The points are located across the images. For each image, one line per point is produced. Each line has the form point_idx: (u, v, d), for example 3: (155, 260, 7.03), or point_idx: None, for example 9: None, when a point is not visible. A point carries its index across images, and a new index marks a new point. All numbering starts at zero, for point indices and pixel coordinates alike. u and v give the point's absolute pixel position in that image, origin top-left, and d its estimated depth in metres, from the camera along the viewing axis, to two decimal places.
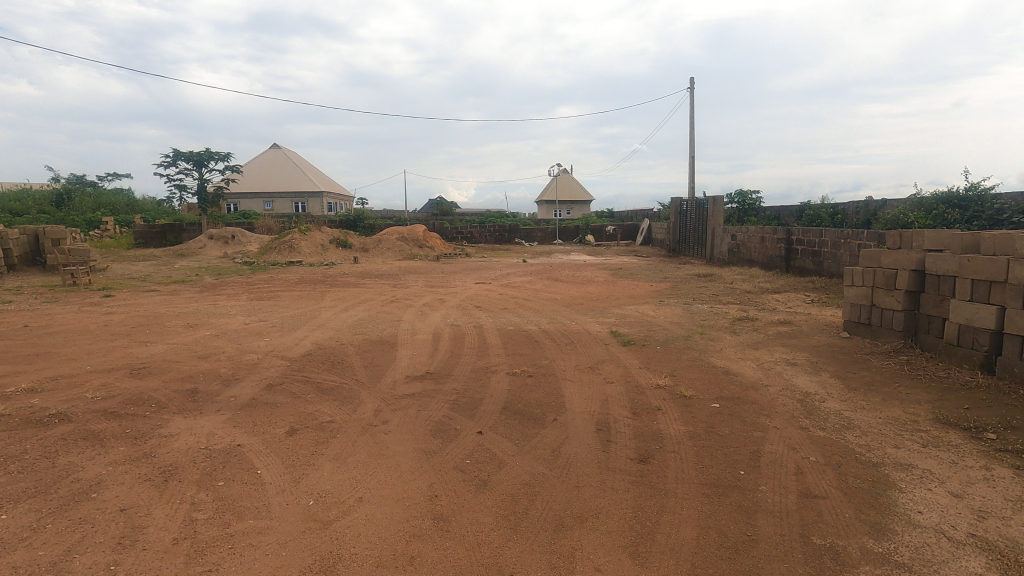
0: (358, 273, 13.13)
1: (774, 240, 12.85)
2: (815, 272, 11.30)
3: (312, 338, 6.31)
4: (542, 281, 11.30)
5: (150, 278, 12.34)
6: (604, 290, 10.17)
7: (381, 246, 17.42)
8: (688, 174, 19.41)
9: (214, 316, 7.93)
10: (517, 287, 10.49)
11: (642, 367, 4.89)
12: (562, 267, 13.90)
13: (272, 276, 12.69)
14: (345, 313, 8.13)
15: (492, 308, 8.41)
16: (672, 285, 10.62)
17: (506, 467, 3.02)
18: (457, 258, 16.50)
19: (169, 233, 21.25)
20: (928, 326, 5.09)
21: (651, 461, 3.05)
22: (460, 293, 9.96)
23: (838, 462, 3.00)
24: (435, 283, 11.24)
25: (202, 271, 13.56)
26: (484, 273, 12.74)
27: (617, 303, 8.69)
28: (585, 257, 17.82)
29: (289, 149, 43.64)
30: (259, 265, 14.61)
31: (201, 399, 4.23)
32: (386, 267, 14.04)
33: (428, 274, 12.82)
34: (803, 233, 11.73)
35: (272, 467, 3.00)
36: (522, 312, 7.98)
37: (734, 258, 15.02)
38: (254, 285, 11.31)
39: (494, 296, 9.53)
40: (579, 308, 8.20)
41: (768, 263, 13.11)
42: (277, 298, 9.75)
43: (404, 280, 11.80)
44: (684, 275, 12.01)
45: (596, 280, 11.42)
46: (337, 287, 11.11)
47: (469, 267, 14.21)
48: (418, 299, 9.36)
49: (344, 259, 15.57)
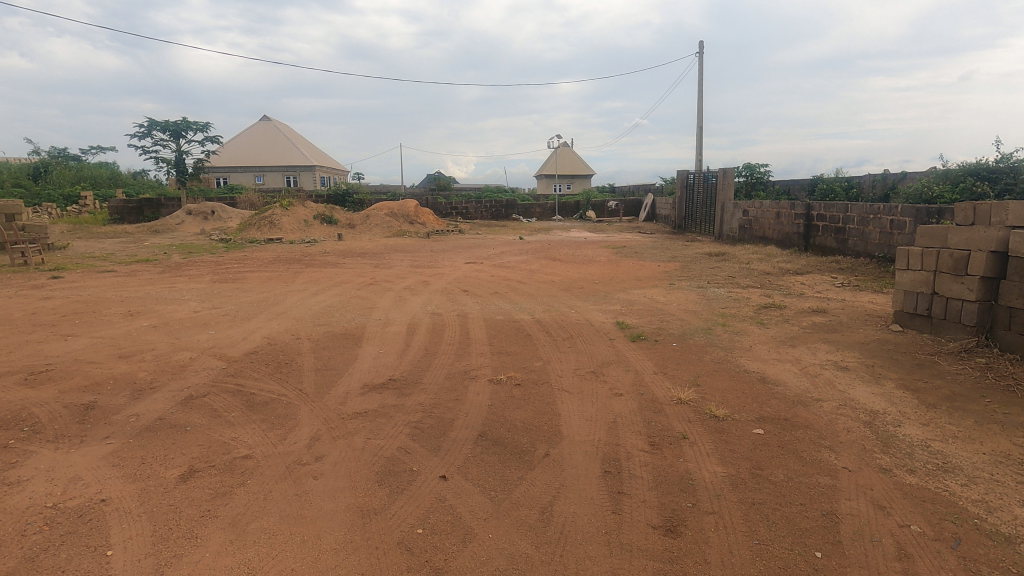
0: (340, 251, 12.13)
1: (791, 216, 11.84)
2: (838, 251, 10.29)
3: (265, 331, 5.35)
4: (539, 260, 10.29)
5: (111, 257, 11.31)
6: (607, 271, 9.16)
7: (369, 223, 16.38)
8: (697, 145, 18.25)
9: (163, 301, 6.96)
10: (510, 268, 9.50)
11: (657, 373, 3.94)
12: (561, 245, 12.89)
13: (246, 255, 11.70)
14: (314, 298, 7.14)
15: (480, 292, 7.44)
16: (682, 265, 9.63)
17: (473, 542, 2.08)
18: (448, 235, 15.48)
19: (146, 208, 20.08)
20: (1010, 320, 4.12)
21: (683, 532, 2.12)
22: (447, 274, 8.98)
23: (953, 537, 2.08)
24: (421, 263, 10.26)
25: (171, 250, 12.52)
26: (476, 252, 11.73)
27: (622, 287, 7.70)
28: (584, 233, 16.82)
29: (279, 121, 42.12)
30: (235, 243, 13.57)
31: (91, 420, 3.27)
32: (371, 245, 13.03)
33: (416, 252, 11.83)
34: (825, 208, 10.71)
35: (131, 544, 2.06)
36: (514, 298, 7.00)
37: (745, 235, 14.04)
38: (222, 265, 10.29)
39: (484, 277, 8.55)
40: (579, 293, 7.22)
41: (784, 240, 12.12)
42: (243, 281, 8.76)
43: (388, 259, 10.82)
44: (694, 254, 11.02)
45: (597, 259, 10.43)
46: (312, 267, 10.11)
47: (461, 244, 13.21)
48: (399, 282, 8.37)
49: (327, 236, 14.57)
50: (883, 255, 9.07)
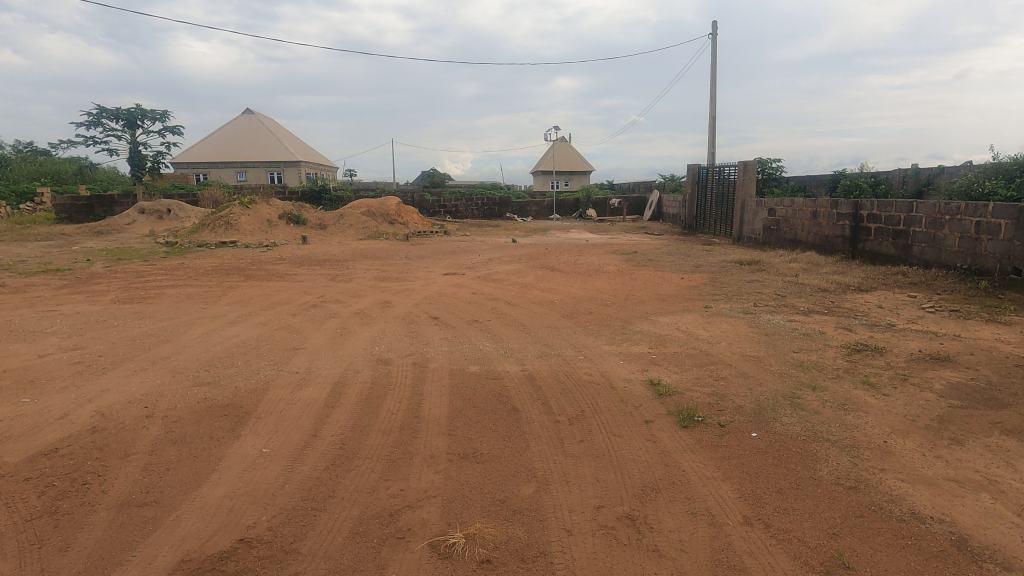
0: (299, 258, 10.21)
1: (833, 216, 10.01)
2: (898, 259, 8.46)
3: (104, 402, 3.44)
4: (534, 271, 8.38)
5: (18, 266, 9.34)
6: (620, 286, 7.25)
7: (342, 223, 14.46)
8: (711, 137, 16.39)
9: (14, 337, 5.03)
10: (497, 282, 7.58)
11: (754, 528, 2.07)
12: (560, 250, 10.99)
13: (185, 263, 9.76)
14: (225, 332, 5.21)
15: (455, 320, 5.54)
16: (711, 278, 7.80)
17: None
18: (431, 237, 13.59)
19: (98, 206, 17.99)
20: None
21: None
22: (418, 291, 7.10)
23: None
24: (389, 274, 8.37)
25: (98, 256, 10.54)
26: (460, 258, 9.83)
27: (642, 312, 5.81)
28: (586, 235, 14.95)
29: (262, 114, 40.06)
30: (179, 247, 11.63)
31: None
32: (338, 250, 11.11)
33: (388, 259, 9.94)
34: (879, 207, 8.88)
35: None
36: (497, 331, 5.10)
37: (771, 238, 12.25)
38: (145, 277, 8.36)
39: (463, 297, 6.64)
40: (587, 323, 5.33)
41: (822, 245, 10.33)
42: (155, 300, 6.81)
43: (352, 269, 8.92)
44: (720, 262, 9.14)
45: (605, 269, 8.53)
46: (254, 279, 8.17)
47: (444, 249, 11.32)
48: (353, 303, 6.45)
49: (291, 239, 12.66)
50: (965, 266, 7.25)
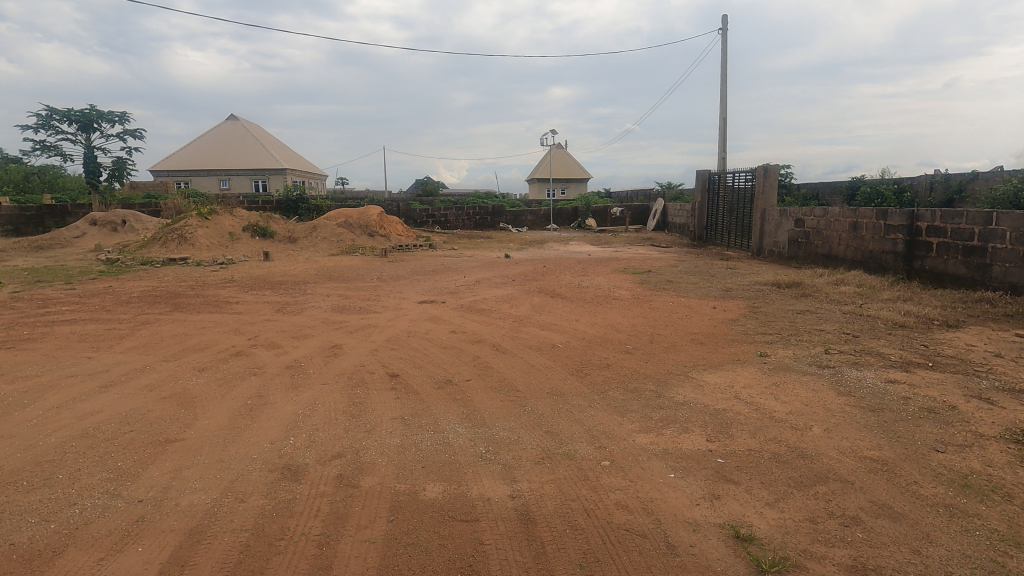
0: (252, 279, 8.66)
1: (878, 228, 8.55)
2: (972, 281, 6.99)
3: None
4: (529, 298, 6.82)
5: None
6: (639, 320, 5.71)
7: (314, 236, 12.95)
8: (722, 142, 14.96)
9: None
10: (483, 315, 6.02)
11: None
12: (560, 269, 9.45)
13: (113, 286, 8.16)
14: (86, 405, 3.60)
15: (420, 380, 3.98)
16: (749, 308, 6.28)
17: None
18: (413, 251, 12.07)
19: (50, 217, 16.33)
20: None
21: None
22: (382, 328, 5.56)
23: None
24: (352, 303, 6.81)
25: (17, 277, 8.94)
26: (442, 280, 8.28)
27: (677, 365, 4.25)
28: (587, 248, 13.46)
29: (247, 121, 38.62)
30: (119, 266, 10.05)
31: None
32: (301, 269, 9.58)
33: (357, 281, 8.41)
34: (942, 218, 7.43)
35: None
36: (477, 404, 3.51)
37: (798, 252, 10.78)
38: (49, 307, 6.76)
39: (436, 340, 5.05)
40: (605, 387, 3.77)
41: (865, 262, 8.87)
42: (36, 342, 5.21)
43: (309, 295, 7.37)
44: (753, 285, 7.64)
45: (616, 295, 7.00)
46: (182, 310, 6.57)
47: (425, 266, 9.80)
48: (290, 350, 4.85)
49: (252, 255, 11.08)
50: None
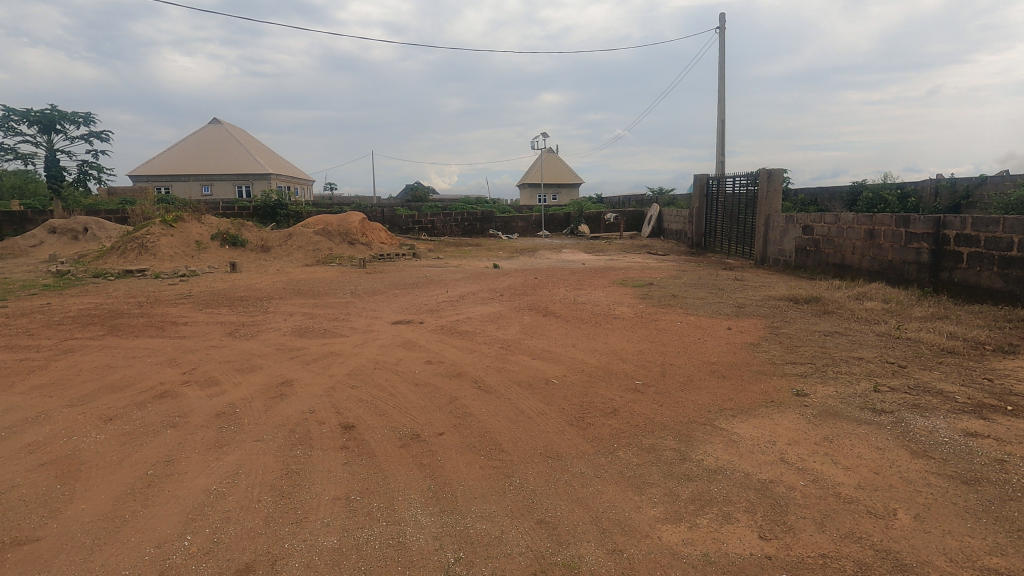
0: (212, 294, 7.79)
1: (899, 236, 7.84)
2: (1011, 297, 6.30)
3: None
4: (519, 317, 6.01)
5: None
6: (646, 346, 4.91)
7: (289, 244, 12.10)
8: (721, 145, 14.29)
9: None
10: (466, 339, 5.19)
11: None
12: (552, 280, 8.67)
13: (52, 304, 7.25)
14: None
15: (380, 434, 3.15)
16: (770, 328, 5.51)
17: None
18: (395, 261, 11.26)
19: (9, 225, 15.29)
20: None
21: None
22: (345, 357, 4.72)
23: None
24: (317, 323, 5.97)
25: None
26: (422, 295, 7.47)
27: (701, 409, 3.45)
28: (581, 256, 12.70)
29: (230, 124, 37.62)
30: (69, 279, 9.13)
31: None
32: (270, 282, 8.72)
33: (327, 296, 7.57)
34: (974, 225, 6.72)
35: None
36: (450, 473, 2.69)
37: (807, 261, 10.07)
38: None
39: (407, 374, 4.22)
40: (616, 445, 2.95)
41: (884, 272, 8.16)
42: None
43: (271, 313, 6.51)
44: (767, 300, 6.89)
45: (617, 313, 6.21)
46: (119, 333, 5.68)
47: (405, 278, 9.00)
48: (229, 389, 4.00)
49: (218, 266, 10.19)
50: None
